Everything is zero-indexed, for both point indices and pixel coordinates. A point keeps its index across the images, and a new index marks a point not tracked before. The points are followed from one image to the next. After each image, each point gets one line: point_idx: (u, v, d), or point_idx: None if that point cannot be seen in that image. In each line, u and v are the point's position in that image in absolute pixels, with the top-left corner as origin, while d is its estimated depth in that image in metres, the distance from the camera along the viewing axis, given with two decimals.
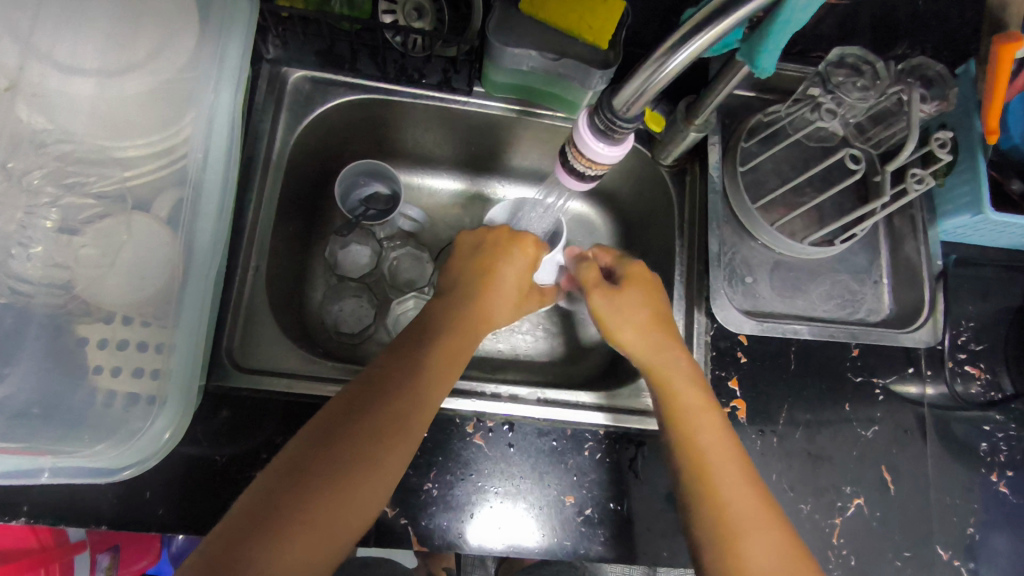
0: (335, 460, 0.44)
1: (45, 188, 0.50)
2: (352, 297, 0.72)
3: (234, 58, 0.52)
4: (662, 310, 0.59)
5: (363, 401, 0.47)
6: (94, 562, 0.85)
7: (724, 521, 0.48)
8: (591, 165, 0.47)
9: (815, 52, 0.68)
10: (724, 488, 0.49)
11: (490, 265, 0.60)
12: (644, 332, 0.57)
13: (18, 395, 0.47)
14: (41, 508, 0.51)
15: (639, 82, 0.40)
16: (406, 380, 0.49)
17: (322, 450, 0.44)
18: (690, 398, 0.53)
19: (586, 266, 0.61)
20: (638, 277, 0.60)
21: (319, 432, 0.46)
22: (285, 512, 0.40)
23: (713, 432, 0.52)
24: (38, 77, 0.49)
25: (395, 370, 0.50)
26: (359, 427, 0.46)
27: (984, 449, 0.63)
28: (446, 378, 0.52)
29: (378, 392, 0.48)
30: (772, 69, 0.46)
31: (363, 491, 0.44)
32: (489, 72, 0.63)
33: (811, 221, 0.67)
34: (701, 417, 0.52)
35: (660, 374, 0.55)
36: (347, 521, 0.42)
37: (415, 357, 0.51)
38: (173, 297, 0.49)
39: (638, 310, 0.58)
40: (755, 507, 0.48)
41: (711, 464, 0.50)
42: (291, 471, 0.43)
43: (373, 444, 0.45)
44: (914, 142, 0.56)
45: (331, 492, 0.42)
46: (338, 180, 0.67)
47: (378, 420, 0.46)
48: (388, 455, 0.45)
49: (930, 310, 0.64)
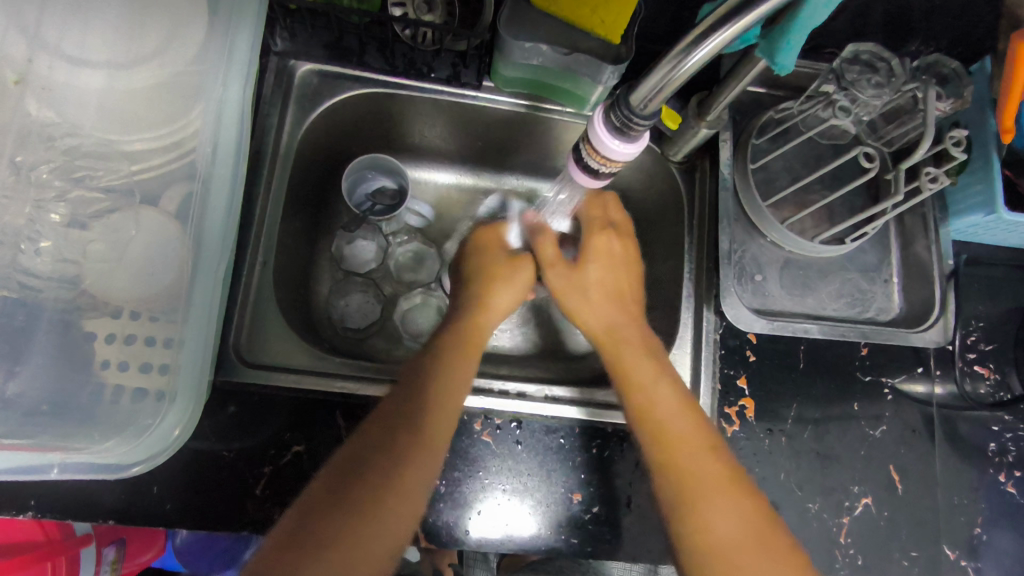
0: (359, 478, 0.45)
1: (53, 182, 0.50)
2: (358, 292, 0.71)
3: (242, 51, 0.51)
4: (625, 313, 0.58)
5: (389, 416, 0.49)
6: (100, 556, 0.83)
7: (699, 536, 0.47)
8: (605, 162, 0.47)
9: (829, 48, 0.67)
10: (701, 501, 0.48)
11: (489, 270, 0.60)
12: (598, 310, 0.58)
13: (28, 393, 0.47)
14: (50, 503, 0.51)
15: (656, 79, 0.39)
16: (427, 390, 0.51)
17: (350, 467, 0.46)
18: (675, 410, 0.52)
19: (541, 237, 0.60)
20: (601, 250, 0.61)
21: (353, 450, 0.47)
22: (327, 526, 0.42)
23: (691, 436, 0.51)
24: (46, 70, 0.49)
25: (416, 380, 0.51)
26: (389, 436, 0.48)
27: (992, 449, 0.63)
28: (464, 380, 0.53)
29: (406, 407, 0.49)
30: (792, 67, 0.45)
31: (394, 505, 0.45)
32: (497, 65, 0.63)
33: (821, 219, 0.67)
34: (676, 422, 0.51)
35: (629, 385, 0.54)
36: (384, 535, 0.44)
37: (434, 366, 0.53)
38: (182, 294, 0.48)
39: (590, 297, 0.58)
40: (734, 518, 0.47)
41: (682, 474, 0.49)
42: (322, 493, 0.45)
43: (404, 454, 0.47)
44: (930, 141, 0.55)
45: (361, 508, 0.44)
46: (346, 172, 0.66)
47: (406, 430, 0.48)
48: (417, 463, 0.47)
49: (941, 309, 0.63)
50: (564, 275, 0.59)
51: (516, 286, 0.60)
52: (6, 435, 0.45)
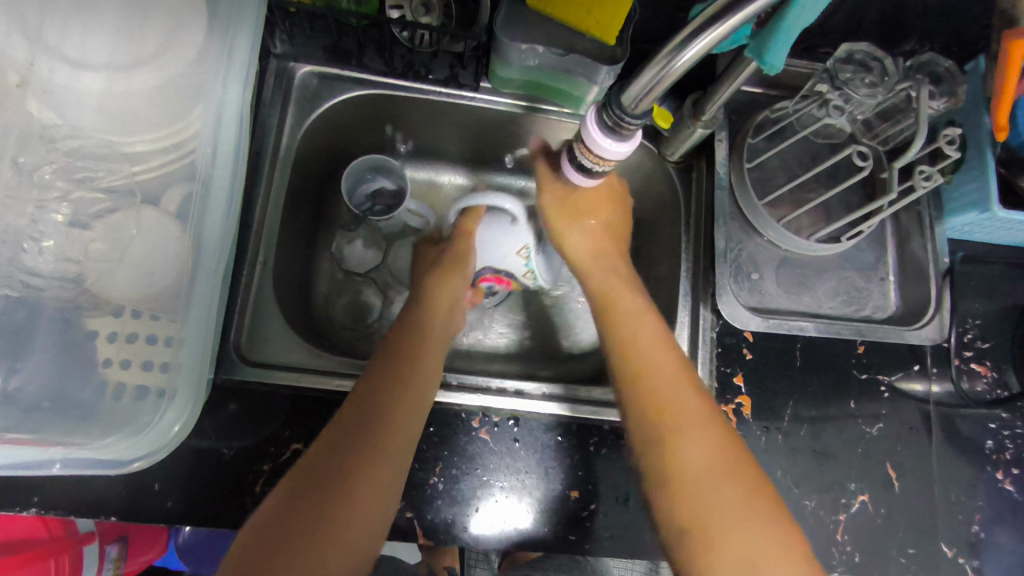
0: (332, 468, 0.46)
1: (56, 183, 0.51)
2: (358, 291, 0.73)
3: (241, 53, 0.52)
4: (621, 278, 0.61)
5: (354, 407, 0.50)
6: (103, 555, 0.83)
7: (693, 522, 0.47)
8: (599, 161, 0.48)
9: (823, 48, 0.68)
10: (696, 487, 0.48)
11: (446, 260, 0.65)
12: (591, 240, 0.63)
13: (28, 389, 0.48)
14: (51, 499, 0.52)
15: (648, 78, 0.40)
16: (393, 382, 0.52)
17: (317, 458, 0.47)
18: (685, 404, 0.51)
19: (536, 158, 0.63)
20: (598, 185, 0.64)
21: (321, 441, 0.48)
22: (290, 520, 0.43)
23: (687, 411, 0.50)
24: (48, 72, 0.50)
25: (382, 369, 0.53)
26: (353, 425, 0.48)
27: (990, 447, 0.63)
28: (428, 372, 0.54)
29: (373, 396, 0.50)
30: (781, 67, 0.45)
31: (359, 495, 0.45)
32: (495, 67, 0.63)
33: (817, 218, 0.67)
34: (671, 401, 0.51)
35: (632, 374, 0.53)
36: (350, 522, 0.44)
37: (398, 360, 0.54)
38: (182, 293, 0.49)
39: (580, 226, 0.63)
40: (731, 506, 0.47)
41: (678, 456, 0.49)
42: (297, 485, 0.45)
43: (369, 441, 0.47)
44: (921, 140, 0.56)
45: (341, 507, 0.44)
46: (345, 175, 0.67)
47: (371, 419, 0.49)
48: (382, 448, 0.47)
49: (936, 307, 0.64)
50: (556, 199, 0.63)
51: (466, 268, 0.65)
52: (9, 430, 0.46)
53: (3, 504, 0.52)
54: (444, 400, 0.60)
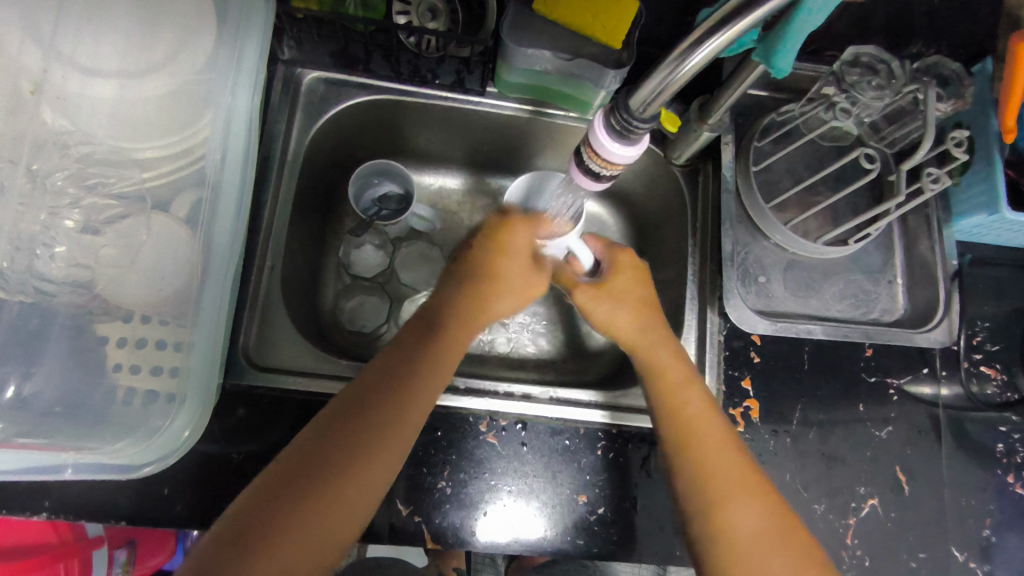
0: (326, 465, 0.45)
1: (68, 189, 0.51)
2: (363, 295, 0.71)
3: (251, 60, 0.52)
4: (655, 337, 0.57)
5: (361, 399, 0.48)
6: (111, 559, 0.84)
7: (728, 542, 0.47)
8: (606, 164, 0.47)
9: (829, 52, 0.67)
10: (732, 510, 0.48)
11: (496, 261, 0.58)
12: (624, 323, 0.58)
13: (42, 393, 0.48)
14: (61, 504, 0.52)
15: (655, 83, 0.40)
16: (405, 380, 0.50)
17: (313, 453, 0.45)
18: (710, 439, 0.52)
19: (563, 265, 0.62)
20: (627, 264, 0.61)
21: (322, 427, 0.47)
22: (275, 516, 0.42)
23: (708, 442, 0.51)
24: (61, 80, 0.50)
25: (400, 361, 0.51)
26: (356, 421, 0.47)
27: (1000, 450, 0.63)
28: (440, 376, 0.52)
29: (380, 391, 0.49)
30: (789, 70, 0.46)
31: (351, 498, 0.45)
32: (501, 71, 0.64)
33: (824, 221, 0.67)
34: (699, 424, 0.52)
35: (672, 389, 0.54)
36: (338, 526, 0.43)
37: (416, 355, 0.52)
38: (192, 298, 0.50)
39: (611, 308, 0.59)
40: (767, 532, 0.48)
41: (712, 480, 0.50)
42: (288, 477, 0.44)
43: (368, 443, 0.46)
44: (929, 141, 0.56)
45: (329, 507, 0.43)
46: (352, 180, 0.68)
47: (375, 419, 0.47)
48: (382, 450, 0.47)
49: (945, 310, 0.64)
50: (589, 288, 0.60)
51: (522, 293, 0.59)
52: (22, 434, 0.47)
53: (16, 508, 0.52)
54: (451, 403, 0.60)
